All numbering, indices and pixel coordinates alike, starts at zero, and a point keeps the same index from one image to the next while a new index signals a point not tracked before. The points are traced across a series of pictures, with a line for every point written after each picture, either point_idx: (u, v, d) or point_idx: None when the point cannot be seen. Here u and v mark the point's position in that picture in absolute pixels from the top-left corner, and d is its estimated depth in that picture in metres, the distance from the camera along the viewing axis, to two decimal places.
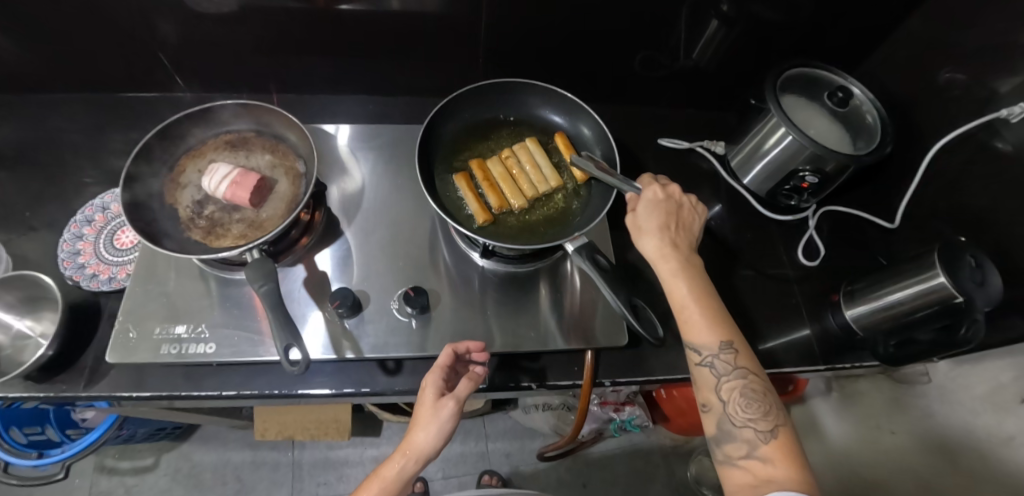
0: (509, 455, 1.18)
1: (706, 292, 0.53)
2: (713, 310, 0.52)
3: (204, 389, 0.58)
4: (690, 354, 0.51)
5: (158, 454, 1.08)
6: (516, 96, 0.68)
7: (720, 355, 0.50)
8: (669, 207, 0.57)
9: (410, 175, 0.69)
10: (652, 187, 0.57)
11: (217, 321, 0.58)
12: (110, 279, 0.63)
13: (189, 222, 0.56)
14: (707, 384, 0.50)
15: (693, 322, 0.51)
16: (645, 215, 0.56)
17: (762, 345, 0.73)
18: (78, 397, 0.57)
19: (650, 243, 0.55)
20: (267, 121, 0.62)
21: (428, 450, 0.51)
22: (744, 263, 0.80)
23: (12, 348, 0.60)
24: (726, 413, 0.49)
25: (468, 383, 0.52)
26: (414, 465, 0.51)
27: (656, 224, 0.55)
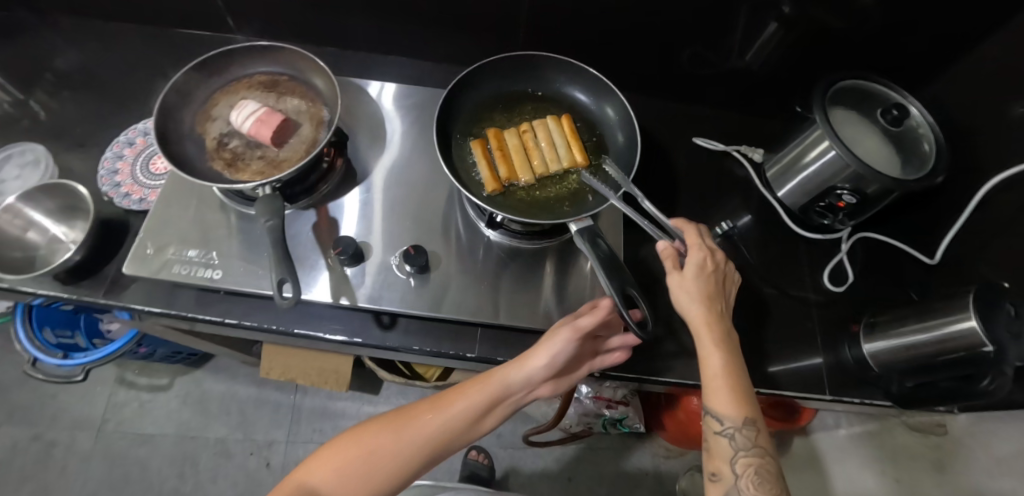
0: (500, 435, 1.18)
1: (738, 369, 0.51)
2: (742, 386, 0.50)
3: (209, 313, 0.61)
4: (710, 422, 0.50)
5: (173, 376, 1.15)
6: (545, 74, 0.67)
7: (742, 430, 0.49)
8: (716, 279, 0.56)
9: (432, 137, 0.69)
10: (701, 253, 0.55)
11: (227, 251, 0.60)
12: (139, 200, 0.66)
13: (214, 152, 0.58)
14: (722, 454, 0.49)
15: (721, 394, 0.50)
16: (690, 280, 0.54)
17: (772, 367, 0.70)
18: (97, 303, 0.61)
19: (690, 307, 0.54)
20: (300, 67, 0.63)
21: (537, 368, 0.52)
22: (764, 281, 0.76)
23: (46, 251, 0.65)
24: (736, 487, 0.47)
25: (595, 315, 0.52)
26: (517, 376, 0.52)
27: (701, 292, 0.54)
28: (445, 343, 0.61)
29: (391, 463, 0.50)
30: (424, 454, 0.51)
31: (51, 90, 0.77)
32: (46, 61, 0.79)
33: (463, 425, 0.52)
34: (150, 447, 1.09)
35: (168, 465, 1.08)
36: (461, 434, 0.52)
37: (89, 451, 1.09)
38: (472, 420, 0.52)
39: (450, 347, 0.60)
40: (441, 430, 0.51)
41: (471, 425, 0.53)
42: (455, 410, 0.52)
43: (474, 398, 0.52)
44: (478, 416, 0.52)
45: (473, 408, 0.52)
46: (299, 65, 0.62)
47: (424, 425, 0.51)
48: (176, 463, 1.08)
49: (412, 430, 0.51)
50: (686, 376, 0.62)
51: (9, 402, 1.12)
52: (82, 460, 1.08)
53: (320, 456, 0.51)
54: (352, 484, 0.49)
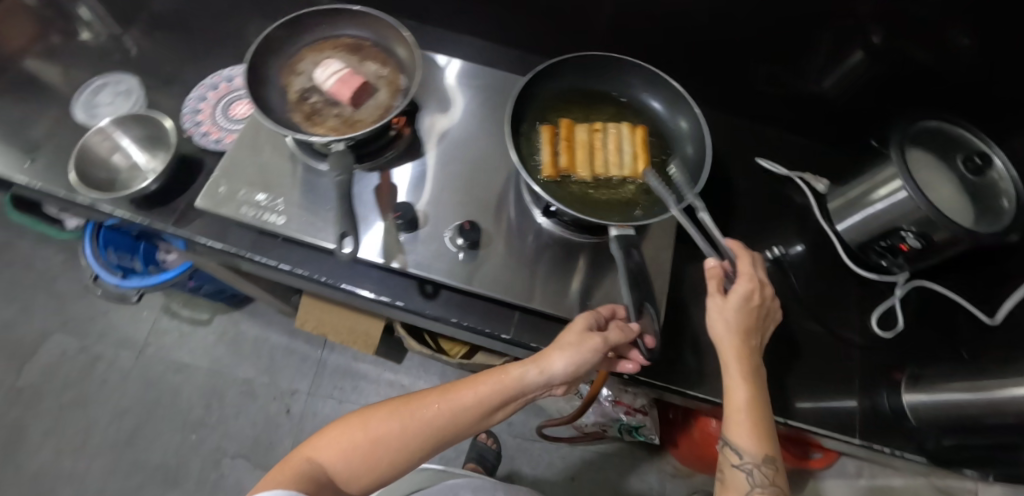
0: (511, 424, 1.18)
1: (764, 405, 0.51)
2: (766, 423, 0.50)
3: (266, 257, 0.64)
4: (728, 454, 0.50)
5: (213, 313, 1.20)
6: (625, 73, 0.63)
7: (760, 467, 0.49)
8: (757, 310, 0.54)
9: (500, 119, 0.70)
10: (748, 282, 0.53)
11: (292, 200, 0.63)
12: (217, 140, 0.70)
13: (295, 104, 0.60)
14: (738, 488, 0.49)
15: (743, 428, 0.50)
16: (730, 308, 0.53)
17: (799, 403, 0.67)
18: (166, 230, 0.65)
19: (724, 335, 0.53)
20: (385, 34, 0.65)
21: (556, 372, 0.51)
22: (804, 315, 0.74)
23: (126, 174, 0.69)
24: None
25: (621, 332, 0.51)
26: (537, 375, 0.51)
27: (739, 321, 0.53)
28: (483, 321, 0.62)
29: (398, 448, 0.49)
30: (433, 442, 0.50)
31: (151, 27, 0.82)
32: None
33: (472, 419, 0.51)
34: (183, 375, 1.15)
35: (197, 395, 1.14)
36: (470, 426, 0.52)
37: (129, 369, 1.16)
38: (482, 414, 0.52)
39: (487, 325, 0.62)
40: (451, 420, 0.50)
41: (482, 418, 0.52)
42: (467, 404, 0.51)
43: (488, 392, 0.51)
44: (490, 411, 0.52)
45: (485, 404, 0.51)
46: (385, 32, 0.64)
47: (435, 415, 0.50)
48: (204, 395, 1.14)
49: (418, 419, 0.50)
50: (714, 393, 0.62)
51: (65, 312, 1.20)
52: (121, 377, 1.15)
53: (325, 434, 0.50)
54: (356, 468, 0.48)
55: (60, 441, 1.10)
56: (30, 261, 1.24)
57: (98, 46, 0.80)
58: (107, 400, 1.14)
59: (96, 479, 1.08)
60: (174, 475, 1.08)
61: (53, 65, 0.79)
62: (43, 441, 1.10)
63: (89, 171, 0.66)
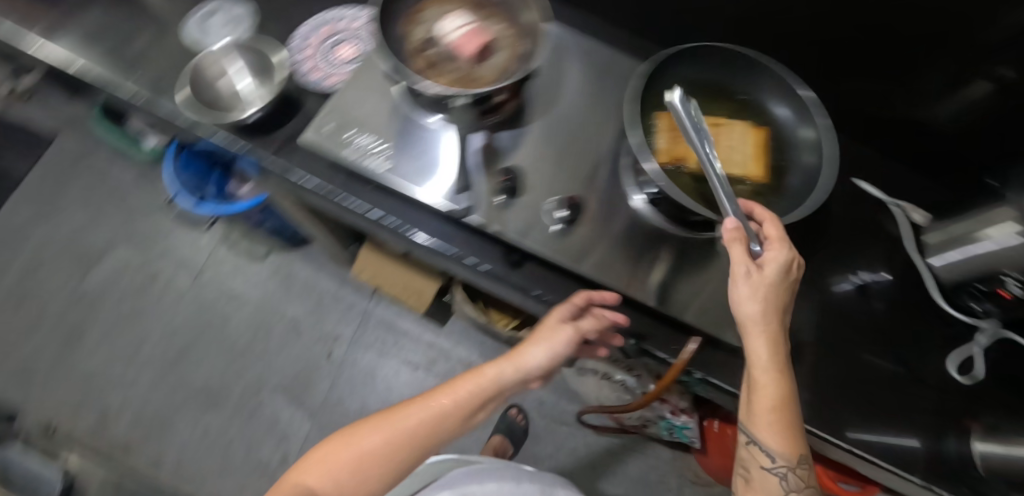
0: (543, 404, 1.17)
1: (794, 399, 0.46)
2: (799, 421, 0.46)
3: (355, 200, 0.64)
4: (760, 457, 0.46)
5: (269, 249, 1.23)
6: (754, 73, 0.60)
7: (793, 469, 0.46)
8: (790, 286, 0.47)
9: (606, 97, 0.68)
10: (785, 254, 0.46)
11: (396, 148, 0.63)
12: (320, 79, 0.69)
13: (414, 52, 0.58)
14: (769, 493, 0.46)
15: (774, 428, 0.45)
16: (770, 284, 0.45)
17: (850, 432, 0.65)
18: (261, 159, 0.66)
19: (755, 317, 0.45)
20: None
21: (533, 364, 0.57)
22: (864, 347, 0.71)
23: (225, 97, 0.68)
24: None
25: (593, 320, 0.57)
26: (512, 372, 0.56)
27: (775, 301, 0.46)
28: (563, 298, 0.61)
29: (383, 462, 0.50)
30: (418, 450, 0.52)
31: None
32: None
33: (454, 421, 0.54)
34: (235, 304, 1.19)
35: (245, 325, 1.18)
36: (453, 431, 0.54)
37: (185, 291, 1.20)
38: (464, 415, 0.54)
39: (566, 303, 0.61)
40: (433, 424, 0.53)
41: (465, 419, 0.55)
42: (450, 404, 0.54)
43: (469, 391, 0.55)
44: (472, 411, 0.55)
45: (467, 403, 0.54)
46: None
47: (419, 423, 0.52)
48: (252, 326, 1.18)
49: (401, 428, 0.52)
50: None
51: (132, 227, 1.25)
52: (177, 296, 1.20)
53: (314, 455, 0.51)
54: (345, 484, 0.48)
55: (115, 347, 1.16)
56: (108, 174, 1.30)
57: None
58: (161, 316, 1.18)
59: (143, 388, 1.13)
60: (215, 397, 1.13)
61: None
62: (100, 344, 1.16)
63: (197, 86, 0.68)
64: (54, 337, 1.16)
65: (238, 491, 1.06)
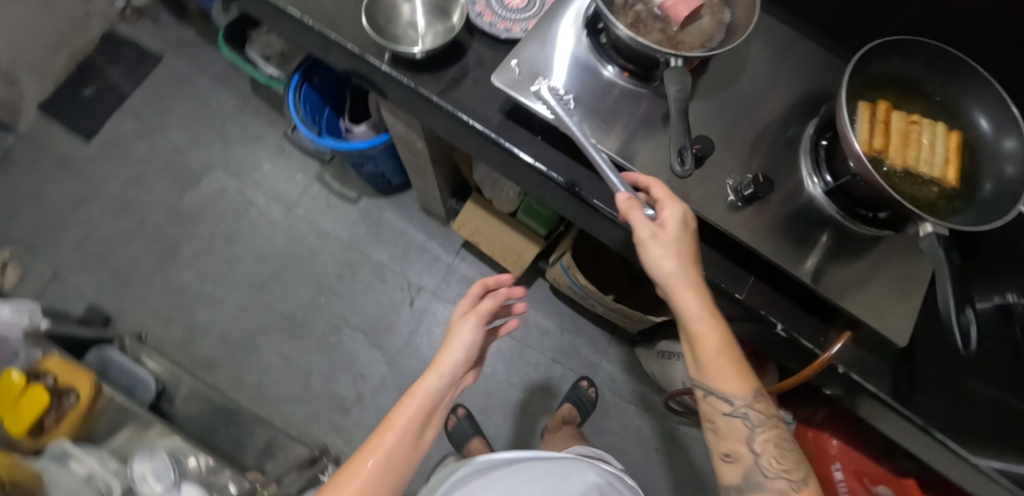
0: (613, 381, 1.18)
1: (729, 336, 0.51)
2: (740, 358, 0.51)
3: (523, 150, 0.64)
4: (720, 406, 0.52)
5: (361, 193, 1.24)
6: (959, 76, 0.58)
7: (752, 405, 0.51)
8: (692, 235, 0.52)
9: (789, 76, 0.65)
10: (679, 204, 0.51)
11: (582, 100, 0.59)
12: (490, 24, 0.67)
13: (621, 7, 0.57)
14: (737, 434, 0.52)
15: (723, 370, 0.50)
16: (676, 238, 0.51)
17: (980, 461, 0.60)
18: (431, 97, 0.66)
19: (672, 271, 0.51)
20: None
21: (454, 365, 0.60)
22: (978, 373, 0.64)
23: (399, 26, 0.68)
24: (758, 464, 0.51)
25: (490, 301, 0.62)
26: (438, 379, 0.60)
27: (684, 250, 0.51)
28: (721, 276, 0.63)
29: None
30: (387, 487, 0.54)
31: None
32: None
33: (409, 443, 0.57)
34: (324, 242, 1.21)
35: (333, 264, 1.20)
36: (412, 456, 0.57)
37: (277, 222, 1.22)
38: (414, 436, 0.57)
39: (722, 281, 0.63)
40: (389, 456, 0.55)
41: (417, 436, 0.58)
42: (397, 431, 0.56)
43: (411, 413, 0.58)
44: (420, 427, 0.58)
45: (411, 425, 0.57)
46: None
47: (376, 461, 0.54)
48: (339, 265, 1.20)
49: (360, 475, 0.53)
50: (920, 411, 0.62)
51: (231, 153, 1.28)
52: (269, 226, 1.22)
53: None
54: None
55: (207, 266, 1.20)
56: (210, 99, 1.33)
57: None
58: (253, 244, 1.21)
59: (231, 309, 1.17)
60: (298, 328, 1.16)
61: None
62: (193, 261, 1.20)
63: (375, 5, 0.66)
64: (152, 249, 1.21)
65: (312, 421, 1.10)
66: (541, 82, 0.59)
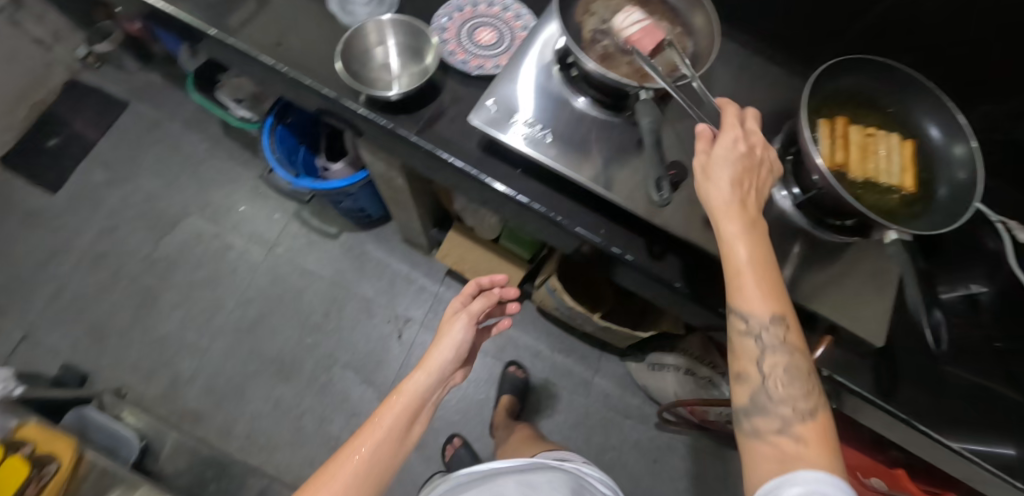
0: (607, 396, 1.19)
1: (766, 257, 0.49)
2: (772, 281, 0.48)
3: (505, 184, 0.65)
4: (736, 323, 0.49)
5: (341, 228, 1.23)
6: (906, 89, 0.63)
7: (769, 329, 0.48)
8: (746, 160, 0.51)
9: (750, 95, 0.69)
10: (733, 133, 0.51)
11: (560, 134, 0.61)
12: (463, 62, 0.70)
13: (588, 45, 0.60)
14: (750, 355, 0.49)
15: (750, 289, 0.48)
16: (717, 163, 0.51)
17: (937, 435, 0.63)
18: (410, 137, 0.66)
19: (718, 190, 0.50)
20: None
21: (441, 367, 0.61)
22: (955, 360, 0.69)
23: (374, 70, 0.69)
24: (764, 387, 0.49)
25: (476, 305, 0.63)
26: (427, 376, 0.60)
27: (732, 169, 0.50)
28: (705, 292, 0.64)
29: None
30: (369, 485, 0.52)
31: None
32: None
33: (393, 441, 0.55)
34: (307, 280, 1.20)
35: (318, 302, 1.18)
36: (396, 455, 0.55)
37: (258, 263, 1.21)
38: (399, 434, 0.56)
39: (707, 297, 0.63)
40: (374, 453, 0.54)
41: (402, 435, 0.57)
42: (384, 428, 0.55)
43: (396, 413, 0.57)
44: (405, 425, 0.57)
45: (396, 423, 0.56)
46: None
47: (362, 456, 0.53)
48: (325, 302, 1.18)
49: (345, 471, 0.52)
50: (903, 407, 0.64)
51: (205, 196, 1.26)
52: (251, 268, 1.20)
53: None
54: None
55: (188, 314, 1.17)
56: (180, 142, 1.32)
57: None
58: (233, 288, 1.19)
59: (215, 356, 1.14)
60: (287, 369, 1.14)
61: None
62: (173, 310, 1.17)
63: (350, 46, 0.67)
64: (128, 301, 1.18)
65: (308, 464, 1.08)
66: (481, 118, 0.60)
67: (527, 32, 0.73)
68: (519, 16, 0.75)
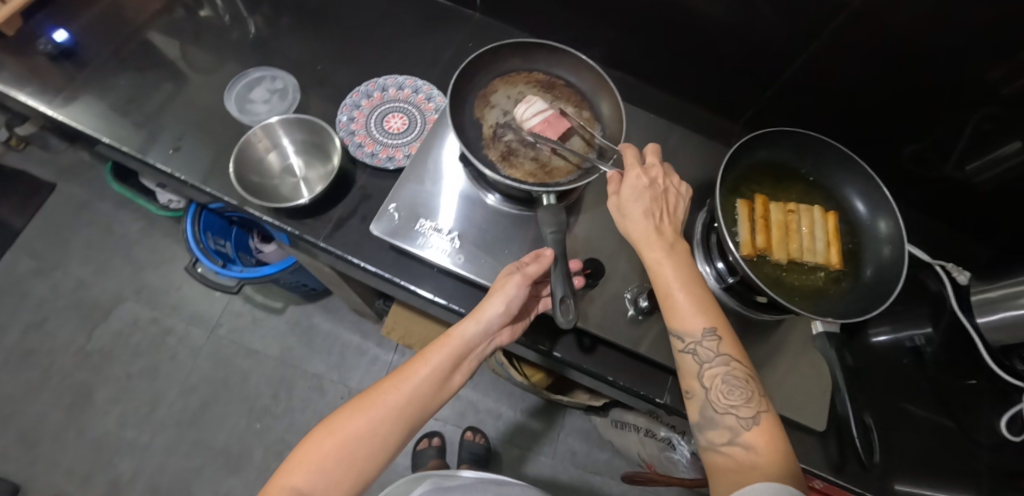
0: (575, 453, 1.15)
1: (690, 275, 0.47)
2: (699, 294, 0.46)
3: (420, 287, 0.62)
4: (672, 342, 0.47)
5: (287, 302, 1.20)
6: (826, 158, 0.61)
7: (703, 341, 0.46)
8: (653, 191, 0.50)
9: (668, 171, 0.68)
10: (634, 171, 0.50)
11: (468, 236, 0.59)
12: (371, 154, 0.67)
13: (489, 141, 0.61)
14: (689, 371, 0.46)
15: (679, 307, 0.46)
16: (628, 201, 0.50)
17: (897, 484, 0.64)
18: (317, 244, 0.63)
19: (635, 225, 0.49)
20: (585, 81, 0.65)
21: (498, 316, 0.49)
22: (907, 397, 0.70)
23: (275, 174, 0.67)
24: (708, 399, 0.46)
25: (540, 263, 0.51)
26: (475, 328, 0.48)
27: (642, 204, 0.49)
28: (639, 383, 0.62)
29: (374, 437, 0.43)
30: (407, 420, 0.44)
31: (300, 25, 0.82)
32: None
33: (435, 384, 0.46)
34: (253, 361, 1.15)
35: (266, 383, 1.13)
36: (436, 398, 0.46)
37: (200, 348, 1.15)
38: (441, 378, 0.47)
39: (643, 388, 0.62)
40: (414, 393, 0.45)
41: (445, 381, 0.47)
42: (429, 365, 0.46)
43: (441, 357, 0.47)
44: (448, 372, 0.47)
45: (441, 365, 0.46)
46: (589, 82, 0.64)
47: (403, 392, 0.44)
48: (274, 383, 1.13)
49: (381, 404, 0.44)
50: (852, 479, 0.63)
51: (140, 280, 1.20)
52: (193, 354, 1.15)
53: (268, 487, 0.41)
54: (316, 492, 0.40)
55: (126, 410, 1.10)
56: (109, 223, 1.25)
57: (250, 40, 0.81)
58: (175, 377, 1.13)
59: (156, 454, 1.07)
60: (236, 461, 1.07)
61: (200, 48, 0.80)
62: (109, 408, 1.10)
63: (243, 155, 0.64)
64: (60, 401, 1.09)
65: None
66: (382, 229, 0.58)
67: (439, 113, 0.70)
68: (430, 96, 0.72)
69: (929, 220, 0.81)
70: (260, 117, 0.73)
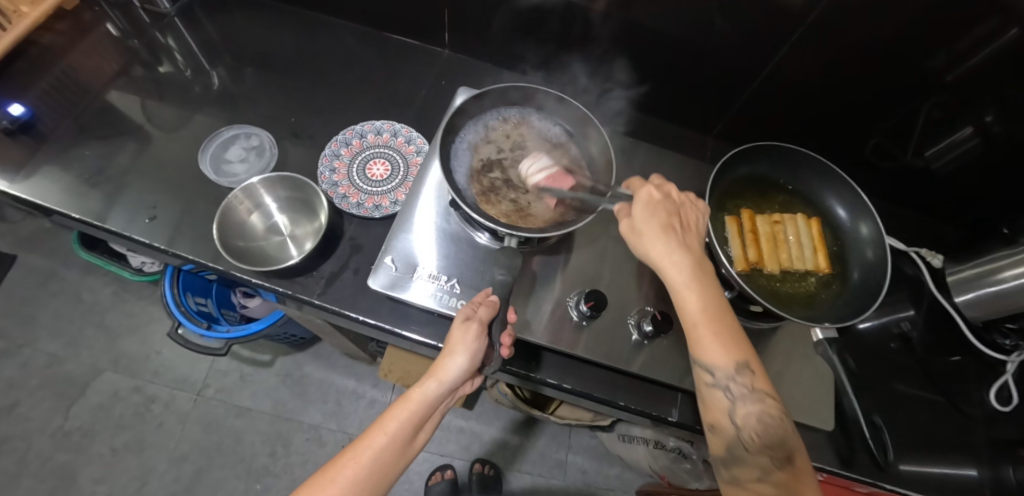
0: (586, 472, 1.14)
1: (721, 307, 0.47)
2: (730, 328, 0.47)
3: (423, 334, 0.61)
4: (701, 374, 0.47)
5: (275, 354, 1.16)
6: (802, 167, 0.64)
7: (736, 378, 0.46)
8: (667, 207, 0.52)
9: None
10: (646, 189, 0.52)
11: (467, 281, 0.59)
12: (357, 205, 0.66)
13: (476, 174, 0.62)
14: (719, 407, 0.46)
15: (710, 342, 0.46)
16: (642, 220, 0.51)
17: (902, 465, 0.64)
18: (310, 302, 0.61)
19: (658, 249, 0.49)
20: (579, 126, 0.66)
21: (458, 373, 0.49)
22: (897, 377, 0.70)
23: (259, 235, 0.65)
24: (739, 438, 0.45)
25: (490, 307, 0.53)
26: (436, 386, 0.48)
27: (657, 227, 0.50)
28: (649, 404, 0.63)
29: None
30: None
31: (268, 76, 0.81)
32: (265, 45, 0.83)
33: (396, 451, 0.46)
34: (245, 420, 1.11)
35: (263, 441, 1.09)
36: (398, 465, 0.46)
37: (188, 412, 1.11)
38: (403, 444, 0.47)
39: (653, 409, 0.62)
40: (376, 459, 0.45)
41: (405, 446, 0.47)
42: (387, 434, 0.46)
43: (403, 419, 0.47)
44: (408, 437, 0.47)
45: (400, 432, 0.47)
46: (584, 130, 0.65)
47: (362, 463, 0.44)
48: (270, 440, 1.10)
49: (338, 481, 0.43)
50: (865, 472, 0.63)
51: (116, 349, 1.15)
52: (180, 420, 1.10)
53: None
54: None
55: (113, 489, 1.04)
56: (79, 292, 1.19)
57: (216, 95, 0.79)
58: (164, 446, 1.08)
59: None
60: None
61: (164, 108, 0.78)
62: (95, 488, 1.03)
63: (224, 221, 0.62)
64: (40, 487, 1.03)
65: None
66: (380, 284, 0.58)
67: (422, 156, 0.70)
68: (411, 139, 0.72)
69: (898, 208, 0.84)
70: (237, 178, 0.72)
